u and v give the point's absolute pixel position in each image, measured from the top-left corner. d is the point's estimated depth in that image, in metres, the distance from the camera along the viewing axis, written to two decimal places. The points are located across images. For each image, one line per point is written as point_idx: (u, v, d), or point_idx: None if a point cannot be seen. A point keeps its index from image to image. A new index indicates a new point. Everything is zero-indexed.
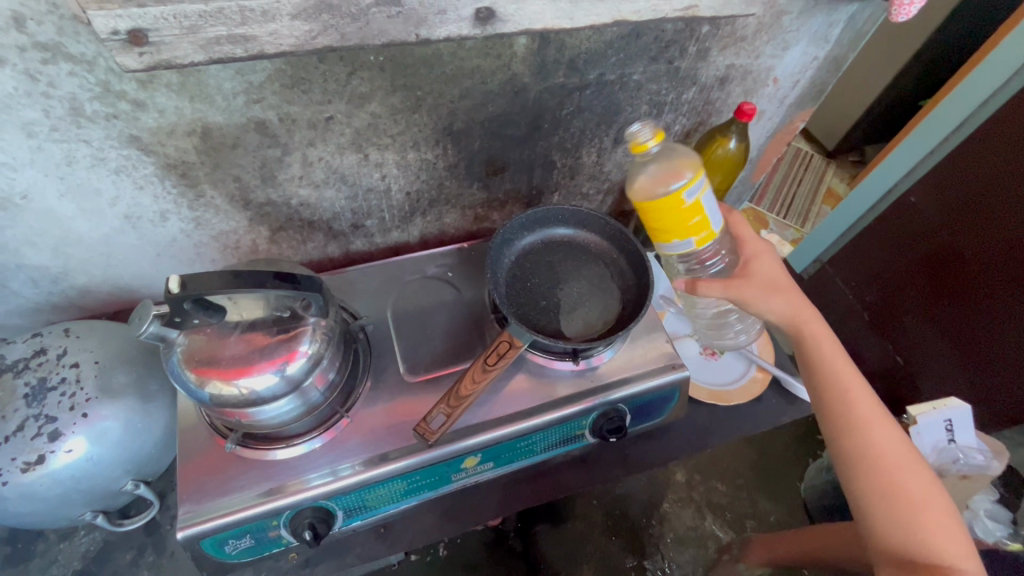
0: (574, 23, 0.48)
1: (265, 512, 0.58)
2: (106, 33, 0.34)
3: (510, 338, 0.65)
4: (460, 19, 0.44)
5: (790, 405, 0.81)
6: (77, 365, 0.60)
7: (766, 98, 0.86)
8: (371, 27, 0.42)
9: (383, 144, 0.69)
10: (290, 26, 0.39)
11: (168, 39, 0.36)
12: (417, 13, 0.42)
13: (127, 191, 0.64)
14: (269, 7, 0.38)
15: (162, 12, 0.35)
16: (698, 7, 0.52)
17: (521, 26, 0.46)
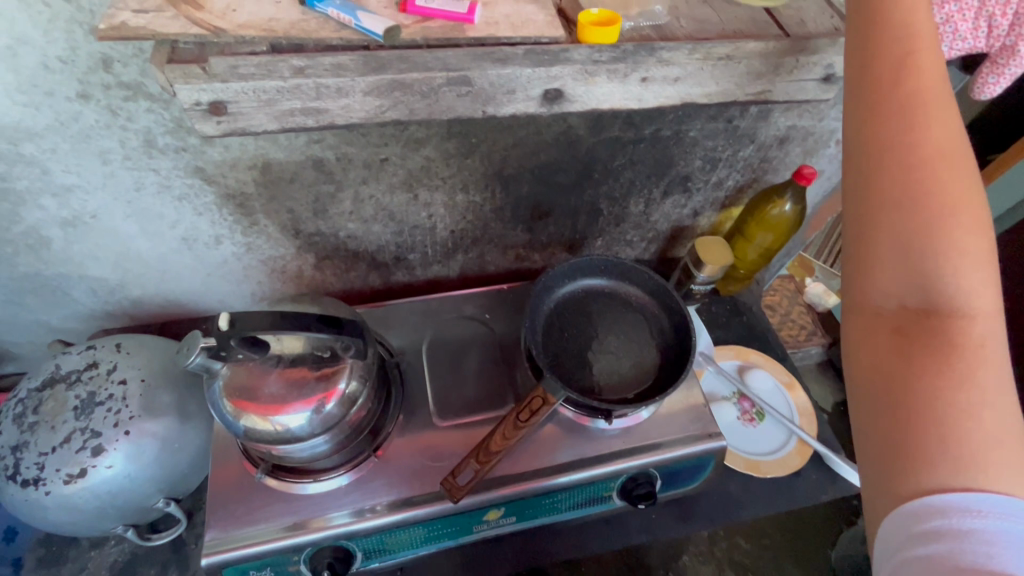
0: (642, 104, 0.52)
1: (288, 546, 0.59)
2: (190, 104, 0.41)
3: (545, 393, 0.62)
4: (528, 99, 0.49)
5: (831, 483, 0.77)
6: (124, 381, 0.62)
7: (827, 158, 0.83)
8: (439, 103, 0.47)
9: (434, 185, 0.70)
10: (362, 101, 0.44)
11: (246, 110, 0.42)
12: (484, 94, 0.47)
13: (187, 216, 0.66)
14: (344, 84, 0.43)
15: (243, 87, 0.41)
16: (770, 92, 0.55)
17: (587, 106, 0.51)
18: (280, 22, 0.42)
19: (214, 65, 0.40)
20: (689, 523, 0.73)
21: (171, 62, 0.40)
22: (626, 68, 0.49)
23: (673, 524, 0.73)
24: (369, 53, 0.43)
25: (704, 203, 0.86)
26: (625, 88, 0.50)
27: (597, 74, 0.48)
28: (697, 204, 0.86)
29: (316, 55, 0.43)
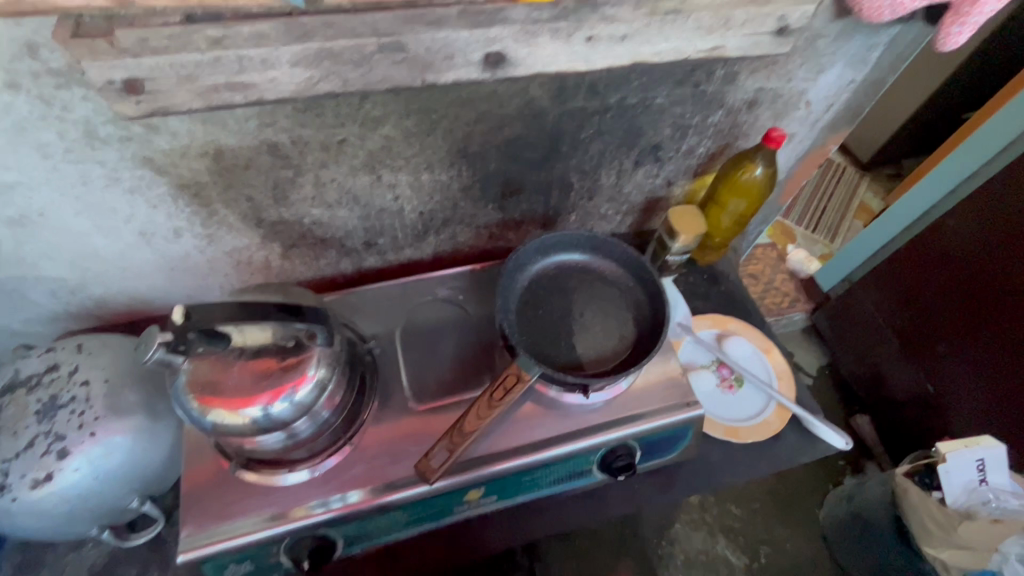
0: (590, 64, 0.54)
1: (267, 538, 0.58)
2: (102, 81, 0.41)
3: (519, 371, 0.62)
4: (468, 63, 0.50)
5: (810, 446, 0.77)
6: (88, 382, 0.61)
7: (798, 121, 0.82)
8: (375, 72, 0.48)
9: (396, 166, 0.68)
10: (291, 73, 0.45)
11: (165, 87, 0.43)
12: (420, 59, 0.48)
13: (141, 210, 0.64)
14: (268, 56, 0.44)
15: (156, 62, 0.41)
16: (724, 48, 0.57)
17: (532, 68, 0.52)
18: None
19: (122, 39, 0.40)
20: (672, 492, 0.74)
21: (74, 35, 0.39)
22: (569, 28, 0.50)
23: (656, 494, 0.74)
24: (292, 21, 0.43)
25: (676, 172, 0.85)
26: (570, 49, 0.51)
27: (539, 35, 0.49)
28: (670, 172, 0.85)
29: (233, 22, 0.42)
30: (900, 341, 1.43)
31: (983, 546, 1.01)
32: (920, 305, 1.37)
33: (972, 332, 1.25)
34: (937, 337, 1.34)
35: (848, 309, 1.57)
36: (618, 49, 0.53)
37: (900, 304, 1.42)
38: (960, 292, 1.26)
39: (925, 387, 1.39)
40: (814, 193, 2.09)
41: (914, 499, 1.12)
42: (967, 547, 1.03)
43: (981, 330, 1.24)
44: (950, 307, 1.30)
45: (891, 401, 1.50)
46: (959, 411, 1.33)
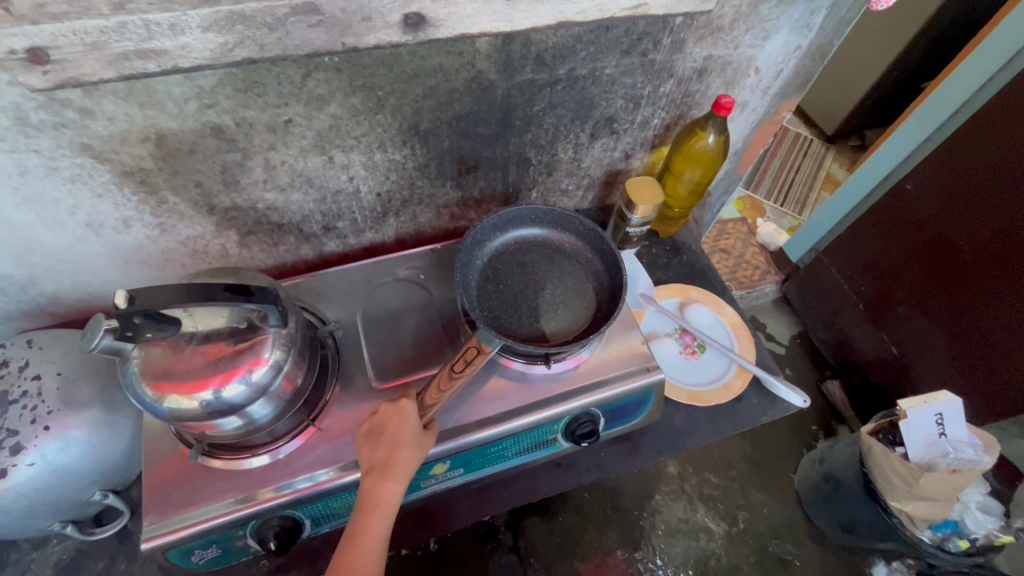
0: (513, 24, 0.52)
1: (233, 521, 0.58)
2: (4, 52, 0.38)
3: (478, 343, 0.62)
4: (389, 25, 0.48)
5: (770, 405, 0.79)
6: (39, 377, 0.60)
7: (748, 89, 0.83)
8: (291, 36, 0.45)
9: (348, 145, 0.68)
10: (203, 38, 0.43)
11: (73, 56, 0.40)
12: (339, 21, 0.46)
13: (85, 200, 0.63)
14: (178, 20, 0.41)
15: (59, 29, 0.38)
16: (647, 5, 0.56)
17: (454, 30, 0.50)
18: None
19: (16, 3, 0.37)
20: (637, 457, 0.75)
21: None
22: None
23: (622, 459, 0.75)
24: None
25: (633, 144, 0.86)
26: (490, 9, 0.50)
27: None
28: (627, 145, 0.86)
29: None
30: (864, 305, 1.48)
31: (943, 497, 1.07)
32: (882, 269, 1.41)
33: (931, 292, 1.30)
34: (899, 299, 1.39)
35: (813, 275, 1.64)
36: (539, 7, 0.51)
37: (864, 270, 1.47)
38: (920, 254, 1.31)
39: (889, 349, 1.45)
40: (781, 167, 2.13)
41: (877, 457, 1.15)
42: (929, 498, 1.08)
43: (940, 289, 1.28)
44: (910, 270, 1.34)
45: (857, 365, 1.56)
46: (919, 370, 1.38)
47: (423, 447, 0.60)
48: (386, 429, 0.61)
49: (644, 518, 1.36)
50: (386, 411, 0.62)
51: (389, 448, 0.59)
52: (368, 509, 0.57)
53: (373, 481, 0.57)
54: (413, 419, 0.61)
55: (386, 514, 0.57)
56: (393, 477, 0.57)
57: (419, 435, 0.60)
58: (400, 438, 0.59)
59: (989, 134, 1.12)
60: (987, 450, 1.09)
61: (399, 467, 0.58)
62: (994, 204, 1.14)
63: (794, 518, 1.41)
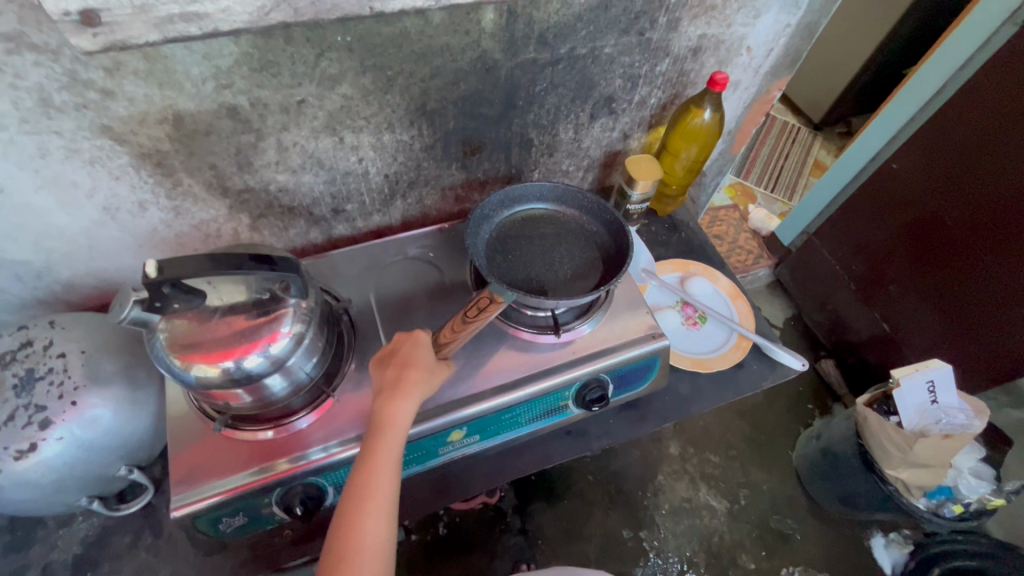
0: None
1: (258, 489, 0.60)
2: (60, 15, 0.40)
3: (491, 294, 0.63)
4: None
5: (770, 370, 0.82)
6: (64, 355, 0.61)
7: (741, 67, 0.86)
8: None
9: (358, 126, 0.70)
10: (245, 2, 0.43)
11: (123, 20, 0.42)
12: None
13: (103, 182, 0.64)
14: None
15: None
16: None
17: None
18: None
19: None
20: (644, 424, 0.78)
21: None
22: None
23: (629, 427, 0.78)
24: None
25: (631, 124, 0.89)
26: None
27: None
28: (625, 125, 0.89)
29: None
30: (857, 285, 1.53)
31: (937, 462, 1.10)
32: (873, 248, 1.45)
33: (922, 267, 1.34)
34: (890, 276, 1.42)
35: (806, 257, 1.68)
36: None
37: (855, 250, 1.51)
38: (909, 231, 1.34)
39: (881, 326, 1.49)
40: (769, 155, 2.18)
41: (873, 426, 1.18)
42: (924, 465, 1.11)
43: (930, 263, 1.32)
44: (900, 246, 1.38)
45: (851, 343, 1.60)
46: (911, 344, 1.43)
47: (434, 370, 0.63)
48: (400, 354, 0.64)
49: (648, 498, 1.39)
50: (398, 340, 0.66)
51: (401, 366, 0.63)
52: (381, 423, 0.59)
53: (385, 399, 0.60)
54: (427, 346, 0.65)
55: (399, 431, 0.59)
56: (403, 393, 0.60)
57: (430, 359, 0.64)
58: (412, 360, 0.63)
59: (971, 111, 1.16)
60: (978, 415, 1.12)
61: (411, 383, 0.61)
62: (978, 179, 1.17)
63: (793, 493, 1.44)
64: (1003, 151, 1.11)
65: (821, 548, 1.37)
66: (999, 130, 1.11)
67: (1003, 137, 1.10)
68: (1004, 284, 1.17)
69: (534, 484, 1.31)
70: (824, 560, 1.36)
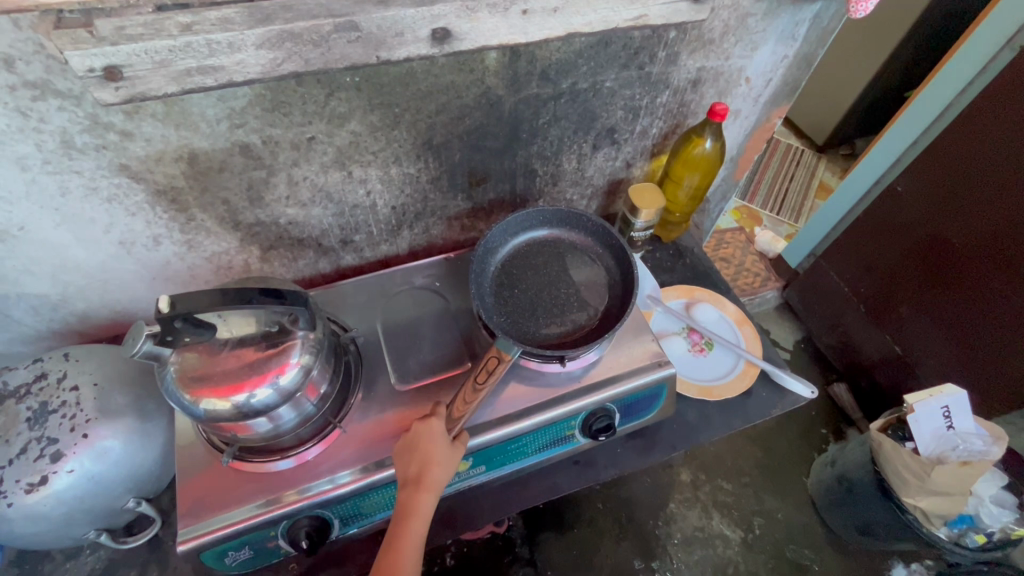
0: (528, 37, 0.53)
1: (263, 522, 0.60)
2: (83, 71, 0.38)
3: (499, 352, 0.66)
4: (418, 39, 0.48)
5: (780, 397, 0.81)
6: (77, 388, 0.63)
7: (740, 97, 0.88)
8: (332, 52, 0.46)
9: (366, 161, 0.72)
10: (256, 55, 0.43)
11: (143, 73, 0.40)
12: (374, 37, 0.46)
13: (120, 218, 0.66)
14: (234, 39, 0.42)
15: (133, 49, 0.39)
16: (648, 15, 0.56)
17: (476, 43, 0.50)
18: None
19: (100, 28, 0.38)
20: (651, 453, 0.77)
21: (55, 28, 0.37)
22: (505, 1, 0.48)
23: (636, 456, 0.77)
24: (252, 5, 0.42)
25: (633, 154, 0.90)
26: (509, 22, 0.50)
27: (478, 10, 0.48)
28: (627, 154, 0.90)
29: (200, 10, 0.41)
30: (866, 306, 1.52)
31: (957, 491, 1.07)
32: (882, 270, 1.44)
33: (932, 289, 1.32)
34: (900, 298, 1.41)
35: (814, 278, 1.67)
36: (553, 18, 0.51)
37: (864, 272, 1.50)
38: (918, 253, 1.34)
39: (893, 348, 1.47)
40: (774, 178, 2.19)
41: (889, 453, 1.15)
42: (944, 494, 1.08)
43: (939, 285, 1.30)
44: (909, 268, 1.37)
45: (863, 366, 1.58)
46: (924, 367, 1.40)
47: (453, 460, 0.62)
48: (417, 446, 0.63)
49: (659, 527, 1.36)
50: (415, 429, 0.64)
51: (422, 462, 0.61)
52: (405, 519, 0.60)
53: (409, 495, 0.60)
54: (442, 437, 0.63)
55: (422, 520, 0.61)
56: (425, 490, 0.60)
57: (448, 451, 0.62)
58: (430, 455, 0.61)
59: (974, 134, 1.16)
60: (996, 441, 1.10)
61: (432, 483, 0.60)
62: (985, 201, 1.17)
63: (809, 522, 1.41)
64: (1008, 173, 1.11)
65: None
66: (1003, 153, 1.11)
67: (1007, 159, 1.11)
68: (1014, 307, 1.16)
69: (543, 513, 1.29)
70: None
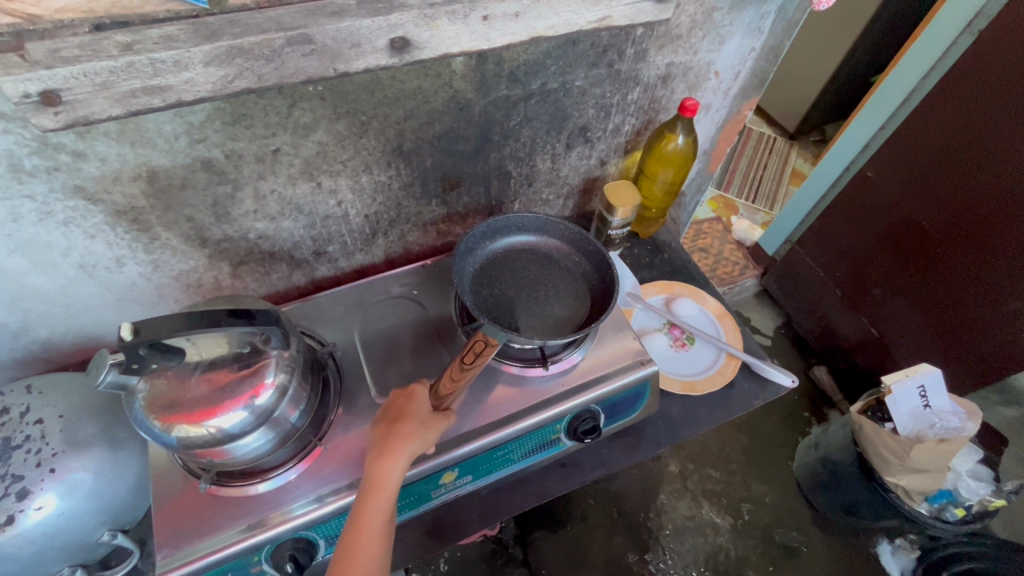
0: (491, 43, 0.52)
1: (246, 548, 0.58)
2: (17, 97, 0.36)
3: (485, 337, 0.62)
4: (376, 50, 0.47)
5: (762, 388, 0.82)
6: (41, 421, 0.61)
7: (710, 91, 0.88)
8: (286, 66, 0.44)
9: (335, 170, 0.70)
10: (205, 73, 0.42)
11: (84, 97, 0.39)
12: (330, 49, 0.45)
13: (79, 241, 0.64)
14: (180, 57, 0.40)
15: (72, 71, 0.37)
16: (612, 17, 0.55)
17: (437, 51, 0.49)
18: (100, 1, 0.38)
19: (30, 51, 0.36)
20: (638, 451, 0.77)
21: None
22: (465, 7, 0.47)
23: (623, 455, 0.77)
24: (197, 20, 0.41)
25: (607, 151, 0.90)
26: (470, 28, 0.49)
27: (437, 18, 0.47)
28: (601, 152, 0.90)
29: (141, 27, 0.39)
30: (842, 291, 1.55)
31: (935, 467, 1.10)
32: (855, 254, 1.47)
33: (903, 270, 1.35)
34: (874, 281, 1.44)
35: (791, 265, 1.70)
36: (515, 23, 0.51)
37: (838, 257, 1.53)
38: (889, 236, 1.36)
39: (869, 330, 1.50)
40: (748, 167, 2.22)
41: (869, 434, 1.18)
42: (922, 471, 1.11)
43: (910, 266, 1.33)
44: (880, 251, 1.40)
45: (842, 349, 1.61)
46: (899, 347, 1.44)
47: (433, 426, 0.62)
48: (395, 408, 0.63)
49: (651, 519, 1.37)
50: (396, 394, 0.65)
51: (396, 420, 0.61)
52: (369, 485, 0.58)
53: (374, 458, 0.58)
54: (422, 399, 0.64)
55: (388, 492, 0.57)
56: (394, 453, 0.58)
57: (425, 413, 0.62)
58: (408, 414, 0.62)
59: (937, 118, 1.19)
60: (971, 417, 1.13)
61: (398, 444, 0.58)
62: (949, 183, 1.19)
63: (795, 505, 1.43)
64: (970, 154, 1.14)
65: (829, 561, 1.35)
66: (966, 135, 1.14)
67: (969, 141, 1.14)
68: (982, 284, 1.19)
69: (536, 513, 1.29)
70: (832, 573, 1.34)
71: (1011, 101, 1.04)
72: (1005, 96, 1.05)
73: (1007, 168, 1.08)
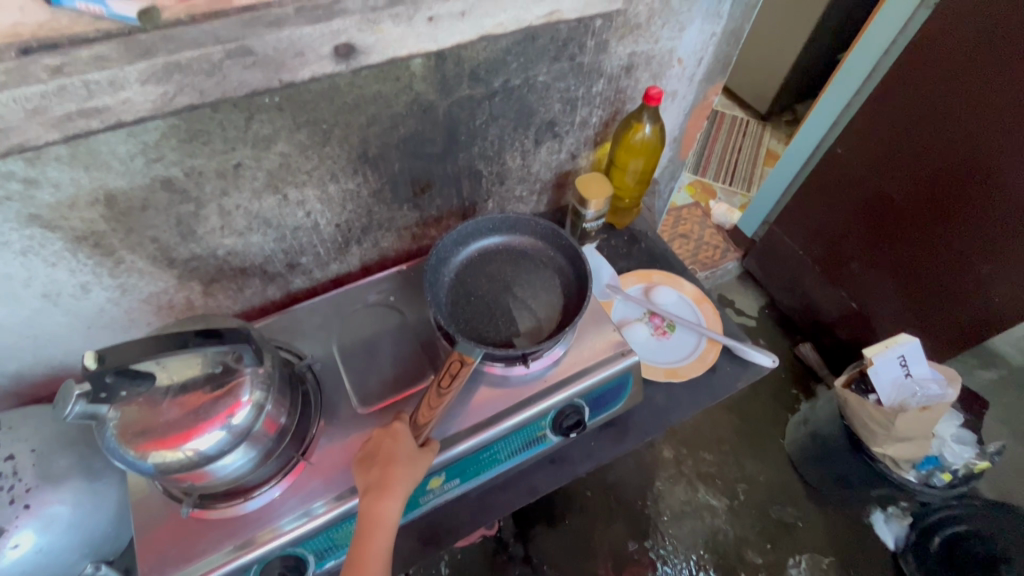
0: (437, 45, 0.60)
1: (234, 570, 0.58)
2: None
3: (461, 355, 0.65)
4: (321, 57, 0.53)
5: (743, 370, 0.82)
6: (13, 456, 0.60)
7: (675, 78, 0.88)
8: (228, 79, 0.50)
9: (300, 181, 0.69)
10: (142, 91, 0.47)
11: (16, 123, 0.44)
12: (275, 59, 0.51)
13: (40, 270, 0.62)
14: (114, 78, 0.45)
15: (3, 99, 0.43)
16: None
17: (382, 56, 0.57)
18: (25, 24, 0.42)
19: None
20: (626, 441, 0.78)
21: None
22: (407, 12, 0.55)
23: (611, 446, 0.77)
24: (128, 39, 0.45)
25: (577, 144, 0.90)
26: (414, 31, 0.57)
27: (380, 22, 0.54)
28: (571, 146, 0.90)
29: (70, 50, 0.43)
30: (820, 267, 1.57)
31: (921, 435, 1.12)
32: (830, 230, 1.49)
33: (878, 243, 1.37)
34: (851, 255, 1.46)
35: (770, 246, 1.72)
36: (457, 26, 0.59)
37: (814, 234, 1.54)
38: (861, 210, 1.38)
39: (850, 304, 1.52)
40: (723, 150, 2.24)
41: (855, 407, 1.20)
42: (909, 438, 1.13)
43: (883, 239, 1.35)
44: (855, 225, 1.42)
45: (825, 324, 1.63)
46: (879, 319, 1.46)
47: (419, 464, 0.61)
48: (381, 451, 0.61)
49: (648, 506, 1.38)
50: (378, 434, 0.63)
51: (385, 464, 0.60)
52: (366, 528, 0.58)
53: (370, 501, 0.58)
54: (407, 437, 0.62)
55: (386, 531, 0.58)
56: (388, 494, 0.58)
57: (414, 453, 0.61)
58: (395, 456, 0.61)
59: (897, 91, 1.21)
60: (951, 383, 1.14)
61: (393, 487, 0.58)
62: (914, 154, 1.21)
63: (789, 481, 1.45)
64: (931, 124, 1.16)
65: (825, 534, 1.37)
66: (926, 105, 1.16)
67: (930, 111, 1.16)
68: (952, 250, 1.21)
69: (533, 509, 1.30)
70: (828, 544, 1.36)
71: (968, 70, 1.06)
72: (960, 66, 1.07)
73: (968, 135, 1.10)
